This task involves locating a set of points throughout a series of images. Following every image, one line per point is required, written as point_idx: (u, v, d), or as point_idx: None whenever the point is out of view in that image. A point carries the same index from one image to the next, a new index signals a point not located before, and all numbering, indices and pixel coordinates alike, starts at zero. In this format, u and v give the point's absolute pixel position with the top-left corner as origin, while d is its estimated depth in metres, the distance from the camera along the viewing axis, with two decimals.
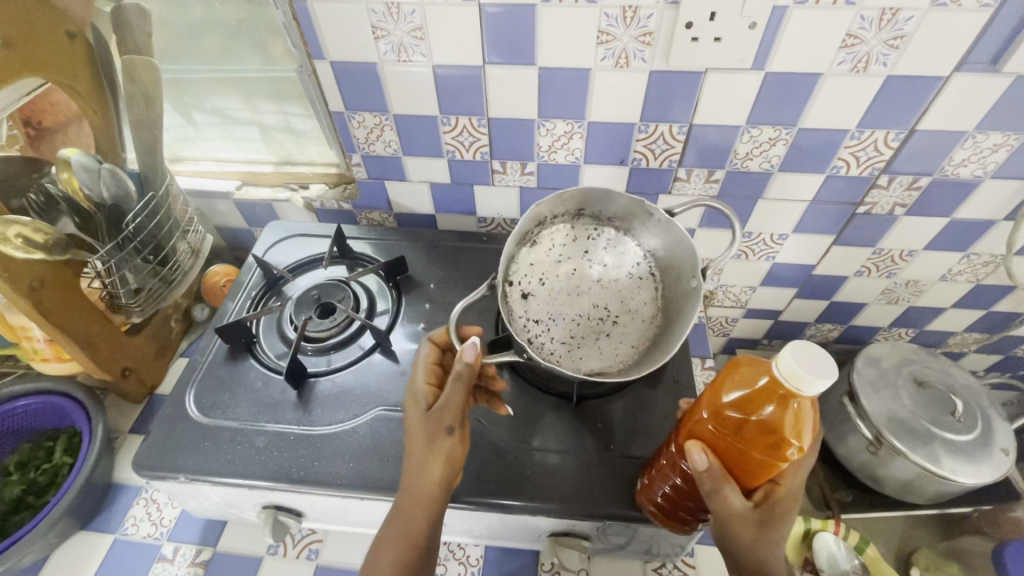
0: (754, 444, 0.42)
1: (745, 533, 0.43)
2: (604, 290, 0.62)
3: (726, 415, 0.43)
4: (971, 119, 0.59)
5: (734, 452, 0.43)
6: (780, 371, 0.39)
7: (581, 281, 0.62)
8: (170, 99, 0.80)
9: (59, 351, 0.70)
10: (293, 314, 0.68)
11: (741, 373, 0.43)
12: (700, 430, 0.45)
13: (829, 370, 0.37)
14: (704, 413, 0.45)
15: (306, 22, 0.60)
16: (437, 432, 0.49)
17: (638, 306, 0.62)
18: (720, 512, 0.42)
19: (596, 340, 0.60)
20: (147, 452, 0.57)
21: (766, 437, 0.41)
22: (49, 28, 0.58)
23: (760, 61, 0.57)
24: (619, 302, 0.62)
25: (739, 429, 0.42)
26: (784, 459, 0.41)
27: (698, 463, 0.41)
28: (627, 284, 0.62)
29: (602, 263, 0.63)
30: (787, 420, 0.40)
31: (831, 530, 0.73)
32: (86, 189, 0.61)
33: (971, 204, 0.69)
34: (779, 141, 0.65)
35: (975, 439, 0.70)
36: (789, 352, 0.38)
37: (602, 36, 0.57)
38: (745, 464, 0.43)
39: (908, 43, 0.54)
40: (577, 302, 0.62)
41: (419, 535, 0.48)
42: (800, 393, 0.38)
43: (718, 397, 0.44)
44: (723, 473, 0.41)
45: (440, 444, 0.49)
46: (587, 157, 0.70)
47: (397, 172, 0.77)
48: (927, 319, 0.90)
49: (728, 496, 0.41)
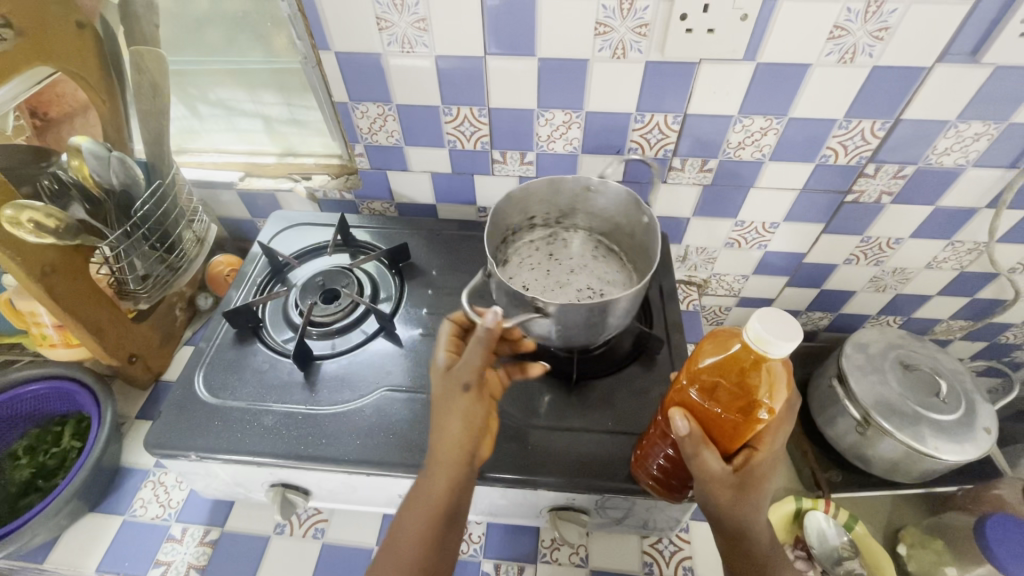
0: (730, 408, 0.44)
1: (723, 495, 0.44)
2: (579, 274, 0.72)
3: (704, 382, 0.45)
4: (954, 109, 0.62)
5: (714, 417, 0.45)
6: (748, 336, 0.41)
7: (557, 275, 0.71)
8: (174, 91, 0.82)
9: (67, 336, 0.71)
10: (298, 299, 0.69)
11: (716, 342, 0.45)
12: (682, 399, 0.47)
13: (793, 335, 0.39)
14: (684, 381, 0.47)
15: (313, 14, 0.62)
16: (455, 389, 0.50)
17: (611, 279, 0.72)
18: (701, 475, 0.44)
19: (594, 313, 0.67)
20: (158, 432, 0.58)
21: (741, 399, 0.43)
22: (60, 18, 0.60)
23: (751, 53, 0.59)
24: (594, 280, 0.71)
25: (716, 394, 0.44)
26: (759, 422, 0.43)
27: (679, 428, 0.43)
28: (594, 264, 0.73)
29: (566, 261, 0.73)
30: (759, 382, 0.42)
31: (821, 509, 0.75)
32: (96, 175, 0.62)
33: (955, 192, 0.71)
34: (770, 130, 0.67)
35: (959, 419, 0.73)
36: (757, 320, 0.40)
37: (600, 27, 0.59)
38: (725, 429, 0.45)
39: (892, 35, 0.56)
40: (563, 289, 0.70)
41: (446, 501, 0.48)
42: (768, 355, 0.40)
43: (696, 364, 0.46)
44: (703, 437, 0.43)
45: (464, 409, 0.49)
46: (584, 147, 0.72)
47: (399, 162, 0.78)
48: (914, 307, 0.93)
49: (706, 459, 0.43)
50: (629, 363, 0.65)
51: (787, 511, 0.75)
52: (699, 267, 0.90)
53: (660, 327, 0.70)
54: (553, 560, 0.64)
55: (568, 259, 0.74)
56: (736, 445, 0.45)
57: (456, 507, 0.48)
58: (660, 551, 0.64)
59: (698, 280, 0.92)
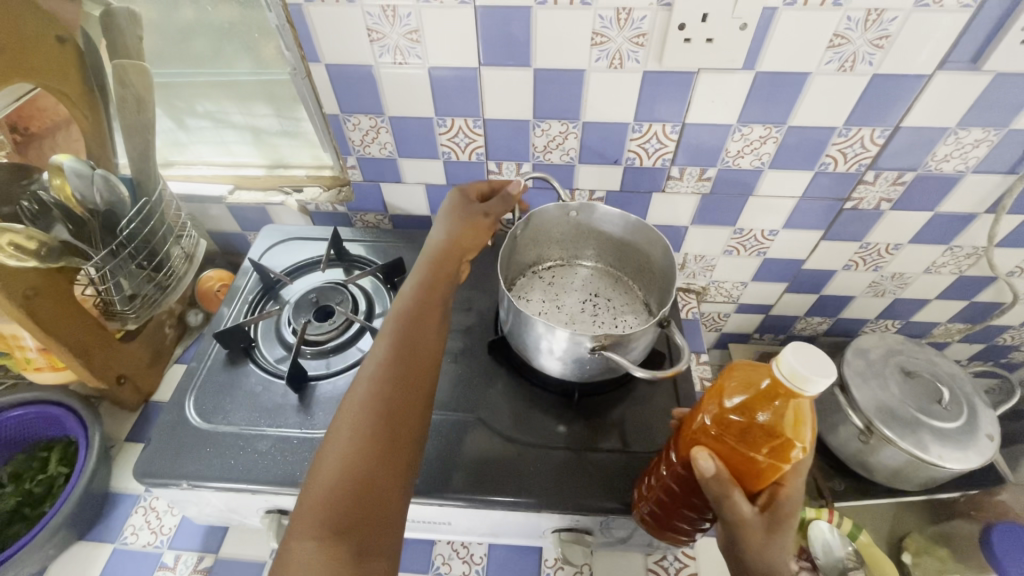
0: (757, 447, 0.43)
1: (754, 538, 0.42)
2: (574, 293, 0.73)
3: (728, 419, 0.44)
4: (954, 115, 0.61)
5: (739, 455, 0.44)
6: (781, 372, 0.39)
7: (564, 306, 0.70)
8: (160, 103, 0.80)
9: (52, 359, 0.69)
10: (291, 317, 0.68)
11: (739, 379, 0.45)
12: (704, 436, 0.46)
13: (826, 372, 0.38)
14: (707, 421, 0.47)
15: (302, 25, 0.60)
16: (477, 215, 0.62)
17: (596, 285, 0.75)
18: (730, 517, 0.42)
19: (616, 322, 0.69)
20: (148, 460, 0.57)
21: (768, 439, 0.42)
22: (38, 33, 0.57)
23: (750, 62, 0.58)
24: (585, 294, 0.73)
25: (740, 431, 0.44)
26: (788, 462, 0.42)
27: (705, 470, 0.42)
28: (576, 280, 0.75)
29: (550, 300, 0.72)
30: (787, 421, 0.41)
31: (825, 518, 0.75)
32: (79, 193, 0.60)
33: (954, 197, 0.71)
34: (769, 139, 0.66)
35: (961, 426, 0.73)
36: (790, 353, 0.39)
37: (596, 38, 0.57)
38: (749, 468, 0.44)
39: (893, 43, 0.55)
40: (584, 315, 0.70)
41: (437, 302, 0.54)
42: (802, 393, 0.39)
43: (721, 404, 0.46)
44: (730, 478, 0.42)
45: (476, 225, 0.61)
46: (581, 157, 0.71)
47: (393, 174, 0.77)
48: (913, 311, 0.92)
49: (737, 501, 0.42)
50: (632, 378, 0.65)
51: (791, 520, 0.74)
52: (698, 274, 0.89)
53: (663, 340, 0.69)
54: None
55: (548, 297, 0.72)
56: (760, 485, 0.44)
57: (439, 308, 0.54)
58: (665, 568, 0.62)
59: (696, 287, 0.91)
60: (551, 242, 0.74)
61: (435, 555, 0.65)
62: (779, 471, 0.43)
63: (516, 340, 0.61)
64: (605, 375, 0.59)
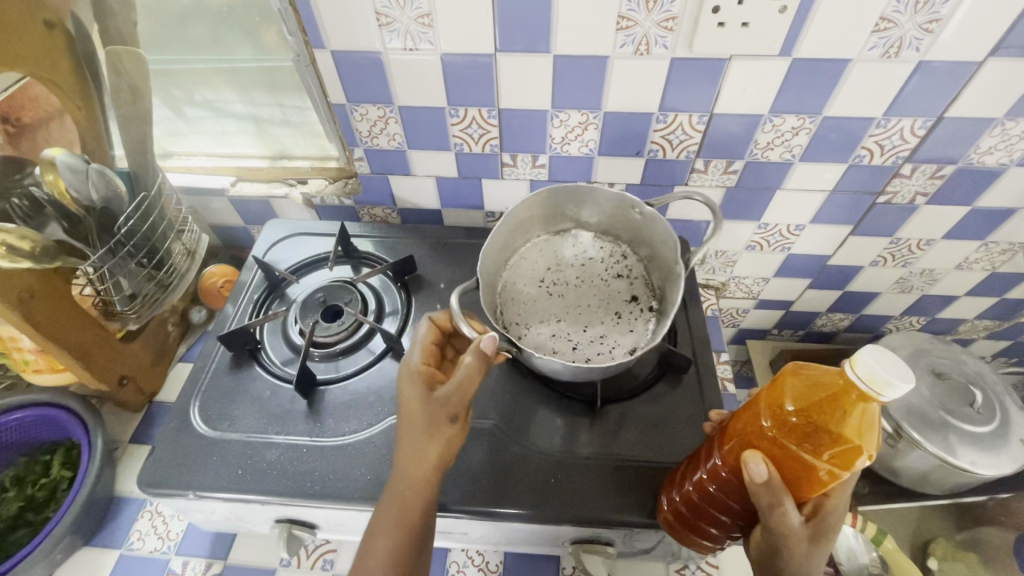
0: (815, 452, 0.41)
1: (798, 548, 0.41)
2: (568, 275, 0.67)
3: (787, 421, 0.42)
4: (1003, 105, 0.57)
5: (791, 462, 0.42)
6: (856, 375, 0.38)
7: (566, 307, 0.64)
8: (157, 91, 0.76)
9: (52, 361, 0.67)
10: (298, 317, 0.65)
11: (800, 379, 0.42)
12: (756, 436, 0.44)
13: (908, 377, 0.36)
14: (762, 421, 0.43)
15: (305, 8, 0.56)
16: (439, 419, 0.49)
17: (532, 259, 0.68)
18: (775, 527, 0.41)
19: (584, 267, 0.67)
20: (153, 469, 0.55)
21: (829, 444, 0.40)
22: (25, 17, 0.54)
23: (787, 48, 0.54)
24: (541, 277, 0.67)
25: (799, 434, 0.41)
26: (850, 470, 0.40)
27: (758, 476, 0.39)
28: (559, 258, 0.68)
29: (552, 299, 0.65)
30: (852, 426, 0.39)
31: (850, 524, 0.71)
32: (74, 191, 0.57)
33: (994, 192, 0.67)
34: (802, 130, 0.62)
35: (993, 430, 0.70)
36: (869, 355, 0.37)
37: (623, 21, 0.53)
38: (798, 476, 0.42)
39: (944, 27, 0.51)
40: (578, 289, 0.66)
41: (414, 518, 0.47)
42: (880, 396, 0.37)
43: (781, 403, 0.42)
44: (782, 487, 0.40)
45: (440, 431, 0.49)
46: (601, 149, 0.67)
47: (402, 166, 0.73)
48: (939, 307, 0.89)
49: (786, 510, 0.40)
50: (654, 382, 0.62)
51: None
52: (718, 269, 0.86)
53: (685, 342, 0.67)
54: None
55: (546, 296, 0.65)
56: (805, 492, 0.43)
57: (424, 527, 0.47)
58: None
59: (715, 283, 0.88)
60: (488, 279, 0.63)
61: (449, 563, 0.63)
62: (836, 479, 0.40)
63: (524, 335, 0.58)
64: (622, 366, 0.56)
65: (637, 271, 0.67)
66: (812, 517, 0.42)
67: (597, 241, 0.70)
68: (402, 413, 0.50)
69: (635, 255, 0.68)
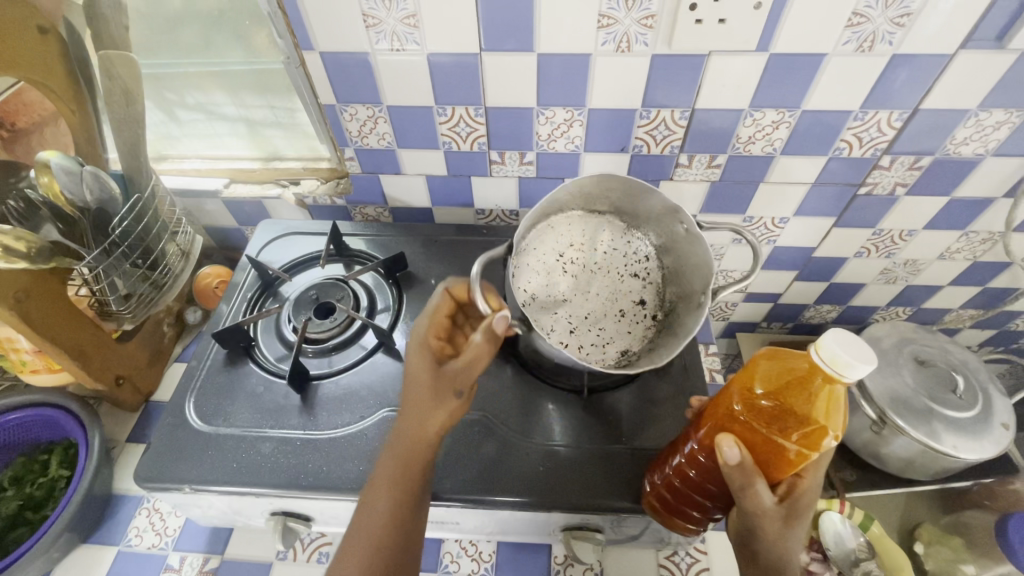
0: (785, 434, 0.42)
1: (772, 528, 0.42)
2: (587, 260, 0.65)
3: (757, 405, 0.44)
4: (976, 97, 0.59)
5: (763, 443, 0.43)
6: (821, 358, 0.39)
7: (574, 294, 0.63)
8: (149, 95, 0.77)
9: (49, 361, 0.68)
10: (291, 315, 0.66)
11: (773, 363, 0.44)
12: (728, 421, 0.45)
13: (868, 354, 0.38)
14: (735, 405, 0.45)
15: (293, 11, 0.57)
16: (447, 390, 0.49)
17: (560, 231, 0.65)
18: (750, 508, 0.42)
19: (606, 256, 0.65)
20: (149, 464, 0.56)
21: (798, 425, 0.41)
22: (18, 24, 0.55)
23: (764, 43, 0.56)
24: (561, 251, 0.65)
25: (769, 417, 0.43)
26: (818, 450, 0.41)
27: (732, 460, 0.40)
28: (584, 237, 0.65)
29: (565, 279, 0.64)
30: (820, 408, 0.41)
31: (836, 509, 0.74)
32: (68, 192, 0.59)
33: (971, 183, 0.69)
34: (783, 124, 0.64)
35: (975, 415, 0.71)
36: (833, 340, 0.39)
37: (603, 19, 0.55)
38: (771, 458, 0.43)
39: (914, 21, 0.53)
40: (592, 278, 0.64)
41: (415, 476, 0.49)
42: (842, 381, 0.38)
43: (752, 388, 0.44)
44: (755, 468, 0.41)
45: (445, 404, 0.49)
46: (587, 146, 0.69)
47: (392, 166, 0.74)
48: (924, 298, 0.91)
49: (760, 491, 0.41)
50: (641, 372, 0.63)
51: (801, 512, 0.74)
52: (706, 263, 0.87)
53: None
54: None
55: (561, 274, 0.64)
56: (779, 473, 0.44)
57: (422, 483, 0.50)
58: (676, 564, 0.61)
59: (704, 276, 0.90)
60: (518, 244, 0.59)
61: (443, 554, 0.64)
62: (805, 460, 0.42)
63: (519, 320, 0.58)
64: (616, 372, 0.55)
65: (654, 276, 0.65)
66: (786, 498, 0.43)
67: (624, 232, 0.66)
68: (409, 383, 0.51)
69: (659, 258, 0.66)
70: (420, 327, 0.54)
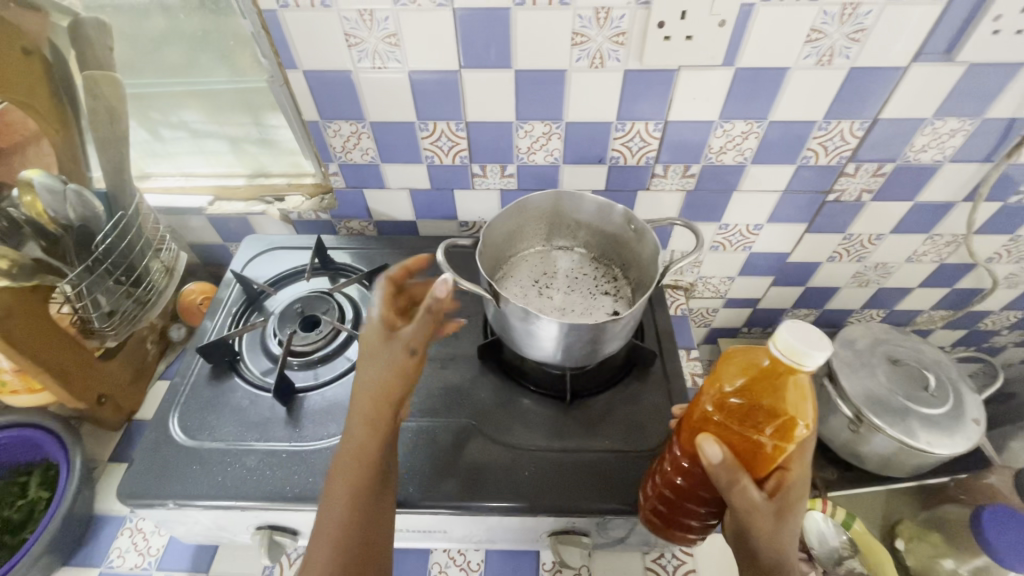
0: (758, 429, 0.44)
1: (765, 524, 0.42)
2: (560, 283, 0.71)
3: (729, 404, 0.46)
4: (931, 107, 0.62)
5: (740, 438, 0.45)
6: (779, 349, 0.40)
7: (551, 305, 0.68)
8: (134, 114, 0.78)
9: (27, 380, 0.67)
10: (277, 328, 0.67)
11: (738, 361, 0.47)
12: (704, 423, 0.47)
13: (823, 343, 0.39)
14: (708, 407, 0.47)
15: (277, 31, 0.59)
16: (399, 351, 0.48)
17: (531, 263, 0.74)
18: (738, 503, 0.42)
19: (577, 280, 0.72)
20: (132, 481, 0.55)
21: (769, 419, 0.43)
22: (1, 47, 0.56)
23: (730, 58, 0.58)
24: (537, 279, 0.72)
25: (741, 415, 0.45)
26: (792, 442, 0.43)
27: (714, 457, 0.41)
28: (555, 267, 0.73)
29: (542, 298, 0.69)
30: (788, 401, 0.43)
31: (818, 509, 0.75)
32: (52, 211, 0.59)
33: (932, 188, 0.72)
34: (752, 134, 0.66)
35: (947, 412, 0.73)
36: (786, 330, 0.40)
37: (577, 37, 0.57)
38: (748, 454, 0.45)
39: (869, 36, 0.56)
40: (567, 294, 0.70)
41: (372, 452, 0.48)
42: (803, 371, 0.40)
43: (721, 388, 0.47)
44: (737, 464, 0.42)
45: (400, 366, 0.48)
46: (565, 158, 0.71)
47: (376, 180, 0.76)
48: (896, 300, 0.94)
49: (746, 487, 0.42)
50: (623, 376, 0.65)
51: None
52: (686, 270, 0.89)
53: (652, 337, 0.70)
54: None
55: (537, 296, 0.69)
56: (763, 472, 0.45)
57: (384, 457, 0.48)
58: (663, 567, 0.62)
59: (684, 284, 0.92)
60: (489, 258, 0.68)
61: (431, 564, 0.64)
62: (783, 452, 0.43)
63: (500, 327, 0.60)
64: (588, 361, 0.59)
65: (624, 292, 0.71)
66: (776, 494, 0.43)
67: (593, 265, 0.74)
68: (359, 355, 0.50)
69: (626, 279, 0.72)
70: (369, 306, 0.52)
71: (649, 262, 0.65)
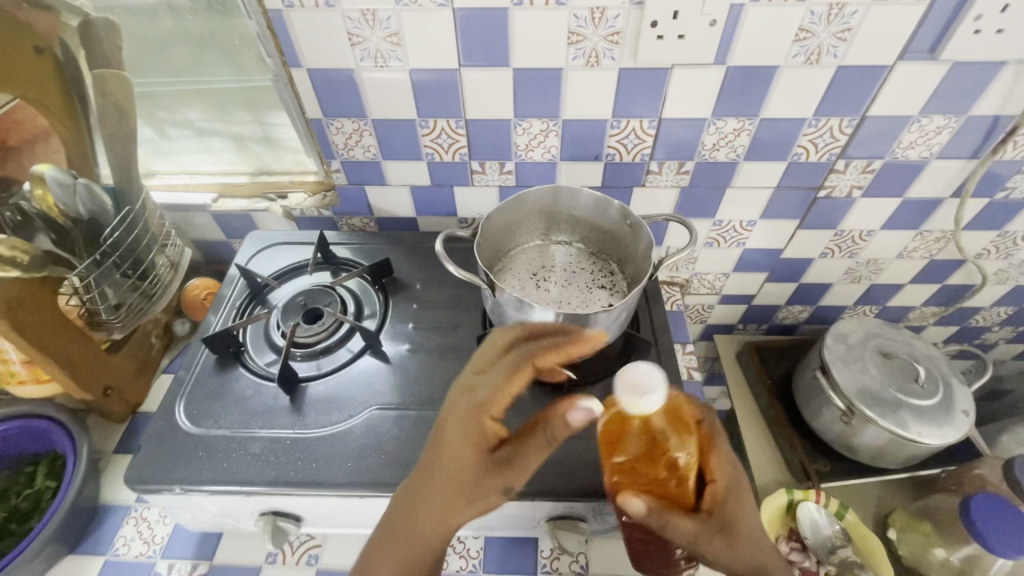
0: (660, 463, 0.49)
1: (715, 543, 0.45)
2: (557, 277, 0.73)
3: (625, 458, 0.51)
4: (917, 104, 0.64)
5: (660, 480, 0.48)
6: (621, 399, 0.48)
7: (548, 297, 0.70)
8: (140, 113, 0.79)
9: (36, 371, 0.68)
10: (280, 320, 0.68)
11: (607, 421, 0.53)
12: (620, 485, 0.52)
13: (655, 381, 0.48)
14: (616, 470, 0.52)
15: (282, 31, 0.61)
16: (503, 466, 0.48)
17: (530, 257, 0.75)
18: (681, 537, 0.45)
19: (575, 274, 0.73)
20: (139, 467, 0.56)
21: (661, 451, 0.49)
22: (16, 47, 0.58)
23: (721, 56, 0.60)
24: (536, 272, 0.74)
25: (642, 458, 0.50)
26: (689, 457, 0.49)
27: (637, 507, 0.45)
28: (553, 261, 0.75)
29: (539, 290, 0.71)
30: (659, 429, 0.50)
31: (812, 499, 0.76)
32: (62, 204, 0.60)
33: (921, 184, 0.74)
34: (743, 131, 0.68)
35: (937, 403, 0.75)
36: (618, 384, 0.48)
37: (572, 36, 0.59)
38: (673, 492, 0.48)
39: (855, 35, 0.58)
40: (564, 287, 0.72)
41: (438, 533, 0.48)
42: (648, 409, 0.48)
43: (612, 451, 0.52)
44: (658, 503, 0.46)
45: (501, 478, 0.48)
46: (562, 155, 0.73)
47: (378, 177, 0.77)
48: (888, 296, 0.95)
49: (676, 520, 0.45)
50: (619, 367, 0.66)
51: (779, 505, 0.76)
52: (681, 267, 0.91)
53: (647, 329, 0.71)
54: (553, 570, 0.63)
55: (535, 288, 0.71)
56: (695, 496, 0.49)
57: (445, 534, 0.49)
58: None
59: (680, 280, 0.93)
60: (488, 250, 0.70)
61: None
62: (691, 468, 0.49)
63: (497, 317, 0.63)
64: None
65: (620, 287, 0.72)
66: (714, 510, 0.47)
67: (590, 260, 0.76)
68: (443, 444, 0.48)
69: (621, 274, 0.74)
70: (491, 388, 0.50)
71: (644, 257, 0.66)
